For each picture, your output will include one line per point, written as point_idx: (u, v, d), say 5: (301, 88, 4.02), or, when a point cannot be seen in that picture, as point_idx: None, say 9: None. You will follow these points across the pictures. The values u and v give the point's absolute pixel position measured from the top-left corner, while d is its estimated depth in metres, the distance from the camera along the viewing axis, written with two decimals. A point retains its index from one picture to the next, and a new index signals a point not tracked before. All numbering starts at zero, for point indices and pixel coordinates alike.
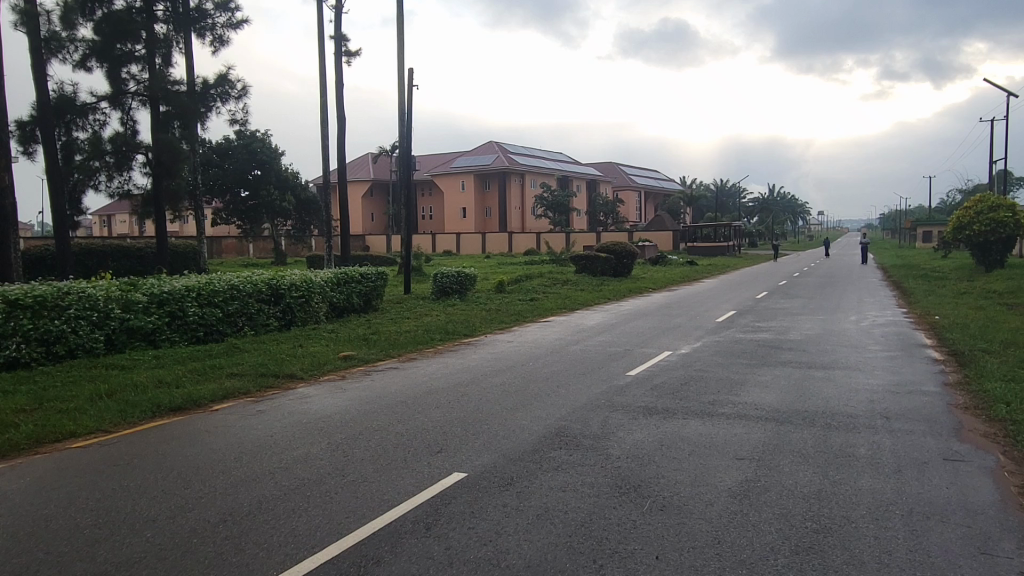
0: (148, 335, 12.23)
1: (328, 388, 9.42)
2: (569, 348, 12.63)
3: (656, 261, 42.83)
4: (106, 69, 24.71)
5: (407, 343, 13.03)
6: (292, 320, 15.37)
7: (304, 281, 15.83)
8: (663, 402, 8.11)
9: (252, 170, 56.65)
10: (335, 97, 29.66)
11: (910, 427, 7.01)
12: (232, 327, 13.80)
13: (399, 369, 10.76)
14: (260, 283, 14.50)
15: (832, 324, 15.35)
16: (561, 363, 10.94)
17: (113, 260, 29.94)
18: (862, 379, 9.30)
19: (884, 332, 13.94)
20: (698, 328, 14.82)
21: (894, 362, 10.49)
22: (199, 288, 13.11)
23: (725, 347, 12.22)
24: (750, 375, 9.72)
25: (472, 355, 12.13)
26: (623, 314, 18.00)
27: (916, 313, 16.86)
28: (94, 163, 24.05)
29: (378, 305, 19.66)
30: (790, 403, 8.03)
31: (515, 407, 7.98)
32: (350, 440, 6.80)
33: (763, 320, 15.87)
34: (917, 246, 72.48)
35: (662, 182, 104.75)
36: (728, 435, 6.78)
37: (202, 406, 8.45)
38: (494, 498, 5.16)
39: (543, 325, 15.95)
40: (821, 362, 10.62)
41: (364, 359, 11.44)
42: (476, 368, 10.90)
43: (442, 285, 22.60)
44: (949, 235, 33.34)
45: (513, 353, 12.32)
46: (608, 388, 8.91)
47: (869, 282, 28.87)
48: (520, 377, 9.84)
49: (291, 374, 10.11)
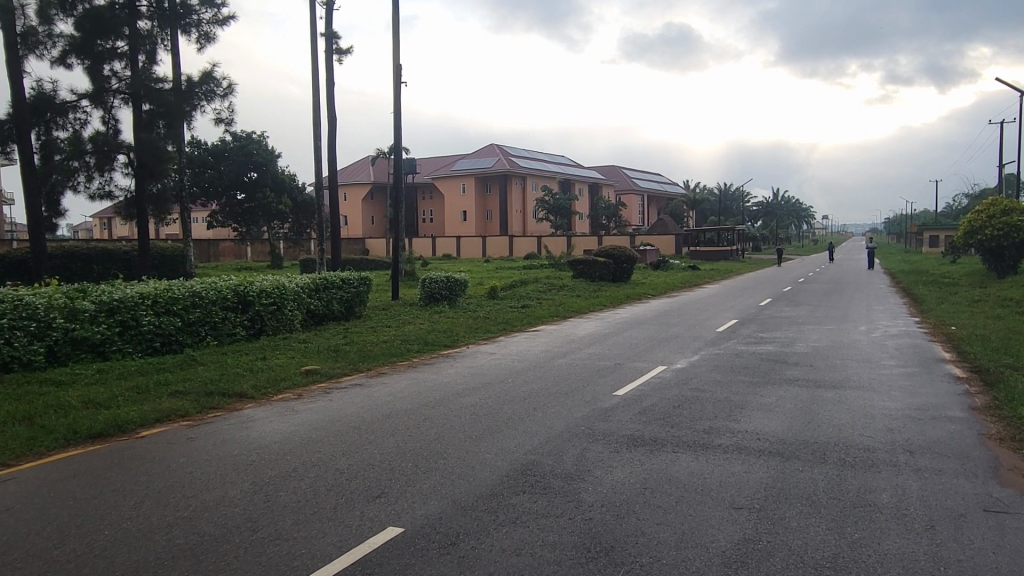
0: (97, 347, 11.25)
1: (281, 410, 8.42)
2: (554, 361, 11.58)
3: (658, 265, 41.75)
4: (87, 66, 23.66)
5: (380, 355, 11.99)
6: (262, 329, 14.37)
7: (276, 287, 14.83)
8: (652, 430, 7.06)
9: (249, 172, 55.67)
10: (327, 95, 28.70)
11: (939, 465, 5.96)
12: (194, 338, 12.78)
13: (366, 385, 9.75)
14: (225, 289, 13.51)
15: (841, 335, 14.25)
16: (543, 380, 9.92)
17: (97, 264, 29.12)
18: (878, 402, 8.23)
19: (898, 345, 12.83)
20: (696, 339, 13.73)
21: (912, 381, 9.41)
22: (156, 295, 12.10)
23: (724, 362, 11.15)
24: (752, 396, 8.65)
25: (447, 369, 11.10)
26: (618, 322, 16.91)
27: (931, 324, 15.73)
28: (73, 164, 22.83)
29: (361, 312, 18.62)
30: (797, 431, 6.98)
31: (482, 435, 6.93)
32: (282, 480, 5.76)
33: (766, 331, 14.78)
34: (923, 250, 71.22)
35: (665, 185, 103.55)
36: (724, 475, 5.76)
37: (128, 432, 7.43)
38: (428, 567, 4.14)
39: (531, 335, 14.89)
40: (830, 380, 9.56)
41: (328, 373, 10.40)
42: (450, 384, 9.86)
43: (432, 290, 21.59)
44: (959, 241, 32.15)
45: (494, 366, 11.29)
46: (590, 412, 7.87)
47: (878, 288, 27.74)
48: (496, 397, 8.80)
49: (241, 394, 9.07)
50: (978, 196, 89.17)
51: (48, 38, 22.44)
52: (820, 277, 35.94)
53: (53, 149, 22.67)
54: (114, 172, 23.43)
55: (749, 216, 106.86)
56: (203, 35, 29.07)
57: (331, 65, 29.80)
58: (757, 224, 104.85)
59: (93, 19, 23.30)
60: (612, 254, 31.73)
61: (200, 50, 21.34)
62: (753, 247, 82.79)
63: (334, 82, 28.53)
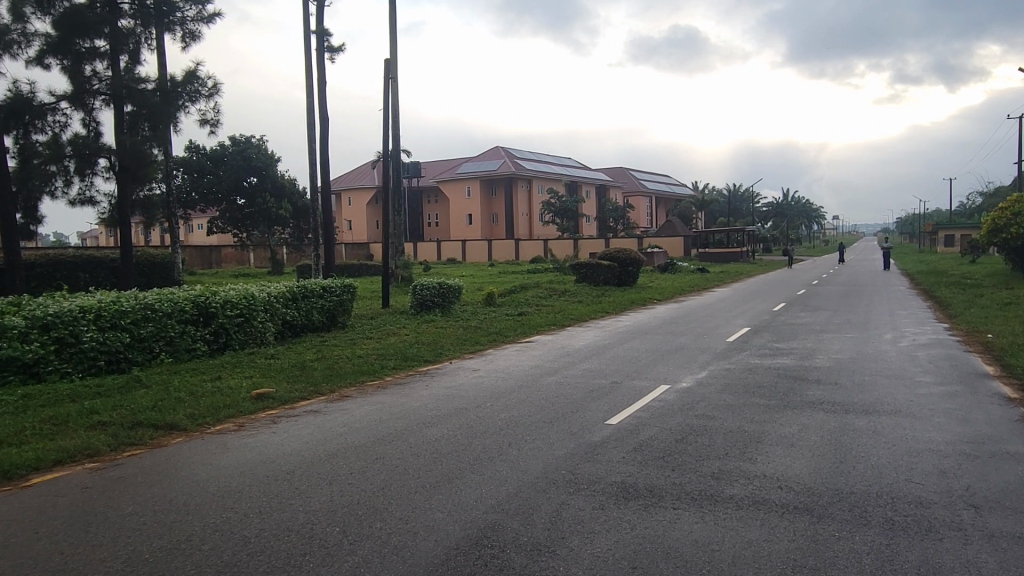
0: (28, 367, 10.05)
1: (213, 446, 7.16)
2: (543, 380, 10.27)
3: (665, 268, 40.43)
4: (67, 66, 22.11)
5: (350, 374, 10.68)
6: (227, 343, 13.12)
7: (244, 297, 13.56)
8: (648, 475, 5.72)
9: (248, 177, 54.58)
10: (318, 95, 27.51)
11: (1018, 528, 4.60)
12: (146, 355, 11.56)
13: (322, 412, 8.47)
14: (184, 301, 12.27)
15: (865, 344, 12.88)
16: (528, 404, 8.58)
17: (85, 272, 28.25)
18: (924, 434, 6.82)
19: (932, 357, 11.36)
20: (704, 351, 12.38)
21: (958, 404, 8.00)
22: (100, 308, 10.86)
23: (736, 379, 9.79)
24: (771, 425, 7.28)
25: (421, 389, 9.80)
26: (620, 331, 15.59)
27: (962, 332, 14.25)
28: (51, 168, 20.98)
29: (345, 322, 17.37)
30: (825, 477, 5.64)
31: (436, 483, 5.61)
32: (166, 555, 4.45)
33: (782, 341, 13.37)
34: (939, 250, 69.63)
35: (673, 186, 101.89)
36: (739, 546, 4.41)
37: (16, 479, 6.16)
38: None
39: (522, 347, 13.56)
40: (861, 403, 8.15)
41: (283, 397, 9.11)
42: (419, 409, 8.54)
43: (423, 298, 20.32)
44: (981, 240, 30.73)
45: (475, 386, 9.98)
46: (576, 448, 6.56)
47: (898, 290, 26.32)
48: (466, 427, 7.49)
49: (172, 425, 7.78)
50: (992, 194, 87.36)
51: (23, 37, 21.02)
52: (836, 279, 34.50)
53: (31, 153, 20.73)
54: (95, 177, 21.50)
55: (758, 217, 105.08)
56: (188, 33, 27.97)
57: (322, 63, 28.63)
58: (767, 224, 103.24)
59: (71, 17, 21.70)
60: (617, 257, 30.35)
61: (185, 49, 19.78)
62: (764, 248, 81.26)
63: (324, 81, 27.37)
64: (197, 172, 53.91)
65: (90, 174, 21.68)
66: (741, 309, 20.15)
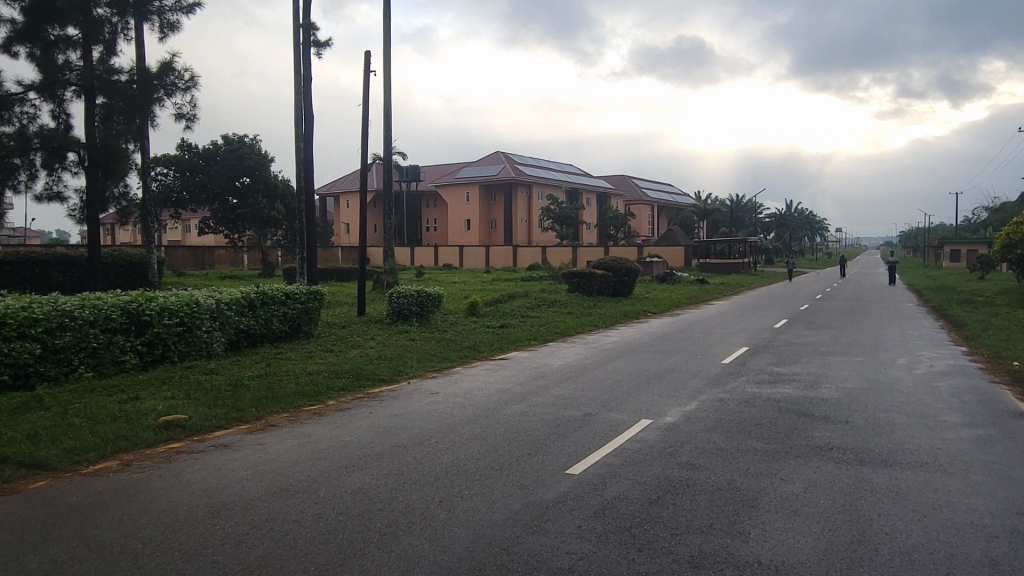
0: None
1: (80, 491, 5.79)
2: (507, 408, 8.89)
3: (664, 278, 39.12)
4: (34, 55, 20.02)
5: (284, 397, 9.24)
6: (164, 355, 11.74)
7: (187, 302, 12.20)
8: (603, 560, 4.34)
9: (241, 178, 52.75)
10: (304, 91, 26.23)
11: None
12: (62, 369, 10.21)
13: (232, 447, 7.07)
14: (112, 307, 10.85)
15: (877, 370, 11.52)
16: (479, 442, 7.18)
17: (59, 271, 27.00)
18: (961, 502, 5.43)
19: (954, 389, 9.94)
20: (696, 375, 11.01)
21: (995, 455, 6.64)
22: (5, 316, 9.49)
23: (730, 413, 8.41)
24: (770, 482, 5.87)
25: (362, 418, 8.39)
26: (606, 348, 14.21)
27: (983, 359, 12.80)
28: (14, 160, 18.46)
29: (311, 332, 15.98)
30: (839, 569, 4.25)
31: (322, 569, 4.23)
32: None
33: (783, 364, 12.01)
34: (945, 266, 68.02)
35: (676, 196, 100.39)
36: None
37: None
38: None
39: (493, 366, 12.16)
40: (877, 451, 6.76)
41: (196, 427, 7.72)
42: (350, 445, 7.16)
43: (400, 307, 18.93)
44: (994, 256, 29.43)
45: (429, 414, 8.61)
46: (521, 511, 5.19)
47: (907, 307, 24.97)
48: (395, 475, 6.10)
49: (40, 464, 6.37)
50: (999, 209, 85.68)
51: None
52: (841, 293, 33.23)
53: None
54: (65, 173, 19.20)
55: (761, 227, 103.38)
56: (168, 25, 26.71)
57: (307, 57, 27.33)
58: (770, 236, 101.75)
59: (39, 2, 19.50)
60: (611, 266, 28.99)
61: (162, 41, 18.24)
62: (767, 260, 79.93)
63: (309, 75, 26.00)
64: (189, 171, 52.74)
65: (59, 170, 19.26)
66: (740, 324, 18.85)
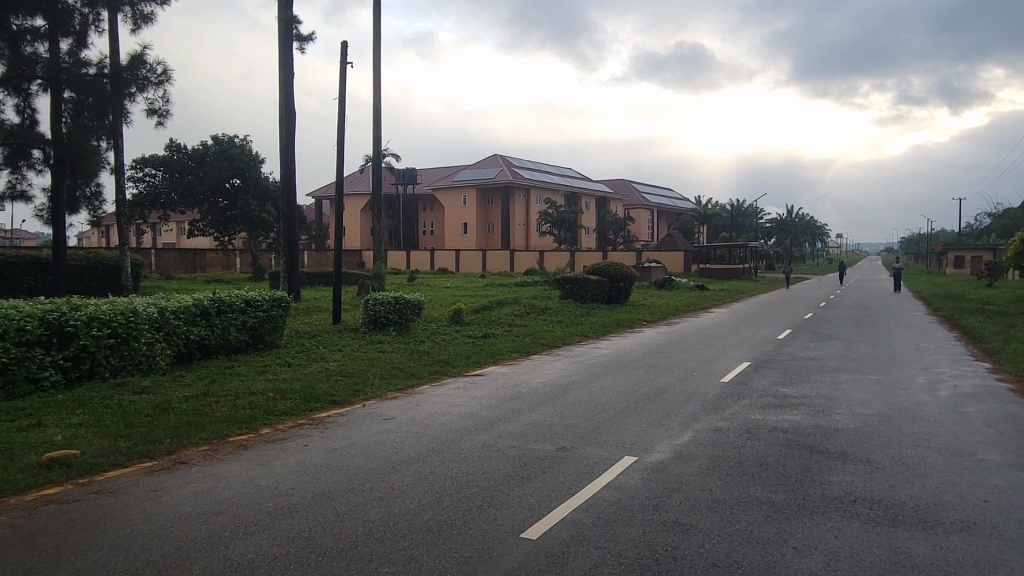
0: None
1: None
2: (468, 440, 7.54)
3: (662, 284, 37.74)
4: None
5: (209, 425, 7.88)
6: (92, 371, 10.42)
7: (122, 311, 10.85)
8: None
9: (231, 179, 50.72)
10: (285, 87, 24.99)
11: None
12: None
13: (119, 495, 5.75)
14: (26, 318, 9.51)
15: (896, 392, 10.20)
16: (422, 490, 5.83)
17: (29, 275, 25.70)
18: None
19: (987, 417, 8.61)
20: (693, 397, 9.69)
21: None
22: None
23: (729, 448, 7.09)
24: (782, 555, 4.54)
25: (294, 453, 7.04)
26: (594, 363, 12.89)
27: (1012, 379, 11.45)
28: None
29: (275, 341, 14.65)
30: None
31: None
32: None
33: (790, 384, 10.68)
34: (947, 272, 66.54)
35: (675, 200, 98.71)
36: None
37: None
38: None
39: (465, 385, 10.82)
40: (911, 505, 5.46)
41: (87, 465, 6.43)
42: (263, 491, 5.85)
43: (376, 314, 17.60)
44: (1007, 263, 28.03)
45: (374, 448, 7.25)
46: None
47: (918, 317, 23.59)
48: (302, 541, 4.78)
49: None
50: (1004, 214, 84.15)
51: None
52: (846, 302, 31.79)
53: None
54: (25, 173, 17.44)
55: (761, 233, 101.84)
56: (142, 17, 25.48)
57: (289, 51, 26.09)
58: (769, 241, 100.30)
59: None
60: (605, 271, 27.75)
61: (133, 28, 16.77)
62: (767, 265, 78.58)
63: (290, 70, 24.74)
64: (177, 173, 50.88)
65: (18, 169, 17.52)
66: (740, 335, 17.57)
